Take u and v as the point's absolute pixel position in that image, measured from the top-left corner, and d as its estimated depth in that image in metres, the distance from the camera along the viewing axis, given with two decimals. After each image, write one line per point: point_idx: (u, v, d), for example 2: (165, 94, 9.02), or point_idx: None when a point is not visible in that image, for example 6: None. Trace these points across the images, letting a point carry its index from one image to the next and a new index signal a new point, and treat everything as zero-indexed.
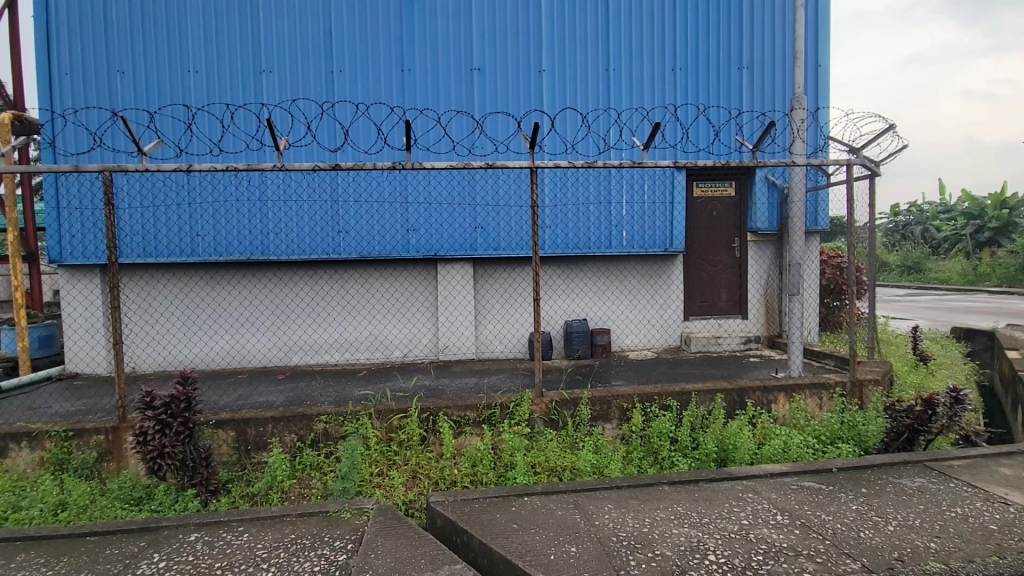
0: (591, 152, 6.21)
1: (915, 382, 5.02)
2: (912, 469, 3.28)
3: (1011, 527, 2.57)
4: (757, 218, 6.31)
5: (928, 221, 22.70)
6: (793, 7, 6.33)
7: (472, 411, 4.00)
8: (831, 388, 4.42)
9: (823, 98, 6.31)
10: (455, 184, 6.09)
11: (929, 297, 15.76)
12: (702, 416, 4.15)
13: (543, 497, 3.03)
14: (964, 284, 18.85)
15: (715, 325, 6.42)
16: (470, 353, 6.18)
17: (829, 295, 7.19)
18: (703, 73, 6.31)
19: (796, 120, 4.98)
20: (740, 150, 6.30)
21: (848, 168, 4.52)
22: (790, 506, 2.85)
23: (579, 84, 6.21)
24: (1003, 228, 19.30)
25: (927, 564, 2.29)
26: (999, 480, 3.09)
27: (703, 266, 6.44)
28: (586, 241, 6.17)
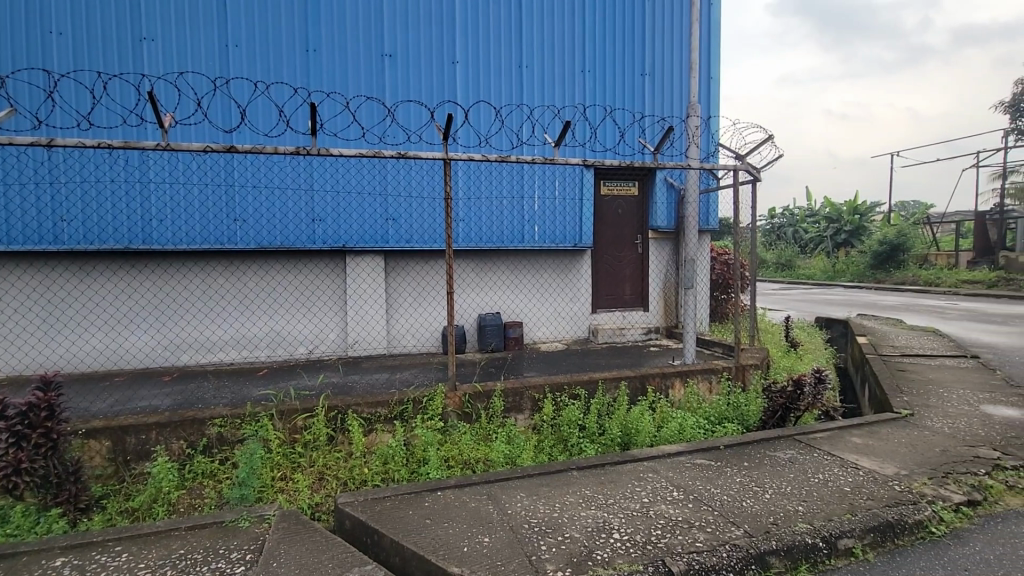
0: (504, 146, 6.27)
1: (787, 366, 5.68)
2: (784, 442, 3.72)
3: (860, 488, 3.00)
4: (657, 216, 6.74)
5: (797, 223, 25.65)
6: (689, 20, 6.81)
7: (383, 408, 3.91)
8: (719, 373, 4.87)
9: (715, 107, 6.87)
10: (365, 174, 5.86)
11: (799, 291, 17.89)
12: (608, 403, 4.38)
13: (457, 490, 3.03)
14: (825, 280, 21.56)
15: (620, 317, 6.78)
16: (381, 348, 6.01)
17: (718, 289, 7.88)
18: (610, 76, 6.60)
19: (692, 127, 5.37)
20: (643, 152, 6.69)
21: (735, 173, 4.96)
22: (684, 482, 3.10)
23: (493, 79, 6.24)
24: (856, 231, 22.41)
25: (796, 525, 2.61)
26: (852, 449, 3.59)
27: (609, 261, 6.77)
28: (499, 235, 6.23)
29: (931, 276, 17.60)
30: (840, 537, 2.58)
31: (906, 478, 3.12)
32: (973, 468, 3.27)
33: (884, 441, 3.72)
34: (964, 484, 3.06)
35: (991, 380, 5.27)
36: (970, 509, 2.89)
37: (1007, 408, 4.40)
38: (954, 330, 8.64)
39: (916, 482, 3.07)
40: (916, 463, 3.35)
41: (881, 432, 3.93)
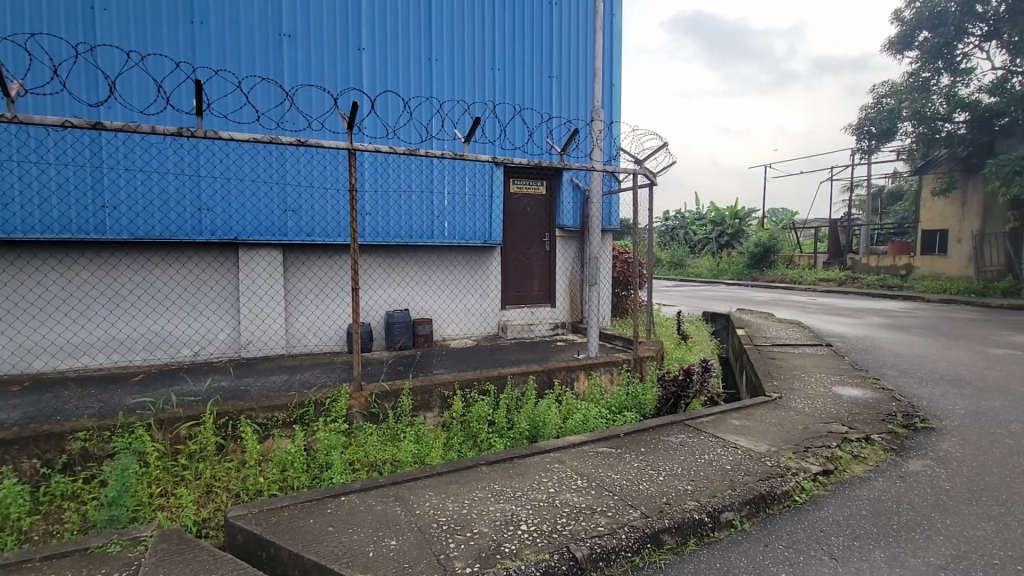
0: (412, 139, 6.15)
1: (679, 356, 6.16)
2: (676, 427, 4.03)
3: (739, 465, 3.33)
4: (563, 215, 6.96)
5: (687, 225, 27.87)
6: (593, 28, 7.09)
7: (281, 412, 3.67)
8: (619, 365, 5.16)
9: (616, 113, 7.24)
10: (261, 161, 5.44)
11: (688, 288, 19.46)
12: (516, 398, 4.47)
13: (362, 494, 2.93)
14: (711, 277, 23.62)
15: (528, 313, 6.94)
16: (279, 349, 5.63)
17: (618, 286, 8.34)
18: (519, 76, 6.71)
19: (595, 130, 5.61)
20: (550, 153, 6.88)
21: (634, 177, 5.27)
22: (588, 471, 3.26)
23: (401, 69, 6.07)
24: (736, 234, 25.07)
25: (686, 504, 2.84)
26: (732, 430, 3.99)
27: (517, 258, 6.89)
28: (407, 230, 6.09)
29: (796, 275, 20.01)
30: (723, 511, 2.85)
31: (776, 454, 3.52)
32: (827, 441, 3.77)
33: (759, 422, 4.17)
34: (821, 457, 3.52)
35: (841, 365, 6.10)
36: (825, 478, 3.33)
37: (853, 389, 5.13)
38: (813, 322, 9.90)
39: (784, 457, 3.47)
40: (783, 440, 3.79)
41: (756, 414, 4.40)
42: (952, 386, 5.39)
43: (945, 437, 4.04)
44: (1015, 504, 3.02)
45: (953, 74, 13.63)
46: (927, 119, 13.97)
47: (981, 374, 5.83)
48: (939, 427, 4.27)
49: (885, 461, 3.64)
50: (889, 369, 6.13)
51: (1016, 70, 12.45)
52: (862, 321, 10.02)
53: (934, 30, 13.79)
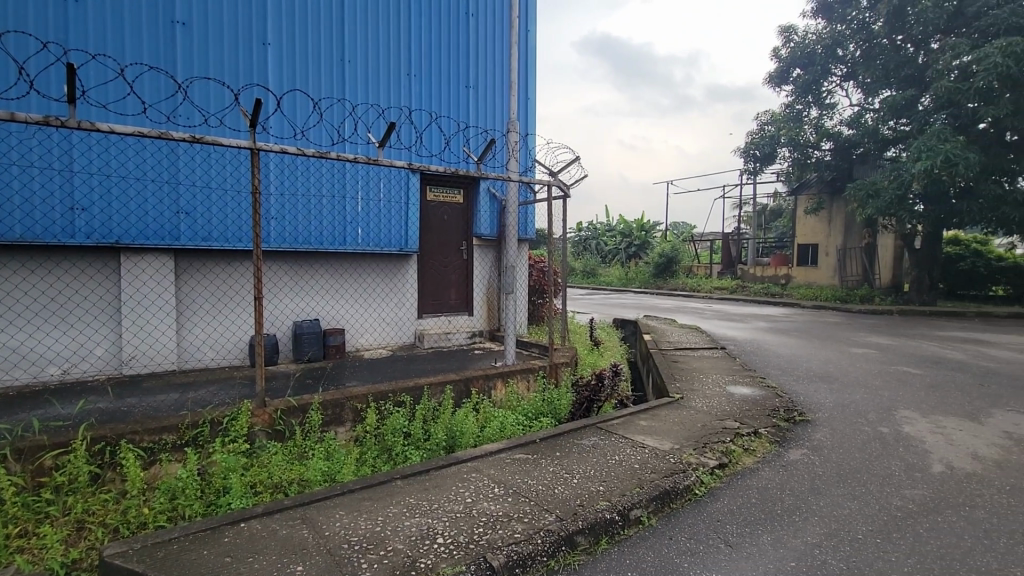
0: (323, 142, 5.91)
1: (591, 362, 6.41)
2: (589, 431, 4.19)
3: (646, 463, 3.53)
4: (480, 225, 7.00)
5: (599, 236, 29.12)
6: (508, 41, 7.26)
7: (171, 434, 3.34)
8: (535, 372, 5.26)
9: (531, 125, 7.43)
10: (148, 157, 4.95)
11: (600, 296, 20.33)
12: (433, 408, 4.40)
13: (265, 518, 2.73)
14: (620, 285, 24.84)
15: (446, 321, 6.88)
16: (170, 365, 5.10)
17: (535, 294, 8.53)
18: (435, 84, 6.69)
19: (511, 142, 5.72)
20: (467, 161, 6.91)
21: (549, 189, 5.44)
22: (505, 478, 3.28)
23: (311, 68, 5.82)
24: (642, 245, 26.64)
25: (599, 504, 2.96)
26: (640, 430, 4.21)
27: (434, 266, 6.82)
28: (317, 236, 5.81)
29: (695, 283, 21.65)
30: (632, 508, 3.00)
31: (678, 451, 3.77)
32: (722, 437, 4.10)
33: (663, 422, 4.45)
34: (717, 452, 3.82)
35: (734, 366, 6.68)
36: (721, 471, 3.62)
37: (744, 388, 5.64)
38: (709, 327, 10.76)
39: (686, 454, 3.73)
40: (685, 438, 4.07)
41: (661, 414, 4.68)
42: (823, 382, 6.09)
43: (818, 428, 4.56)
44: (873, 483, 3.48)
45: (821, 108, 15.54)
46: (800, 146, 15.81)
47: (845, 371, 6.67)
48: (814, 419, 4.81)
49: (770, 452, 4.03)
50: (773, 369, 6.80)
51: (869, 108, 14.45)
52: (750, 326, 11.05)
53: (806, 68, 15.66)
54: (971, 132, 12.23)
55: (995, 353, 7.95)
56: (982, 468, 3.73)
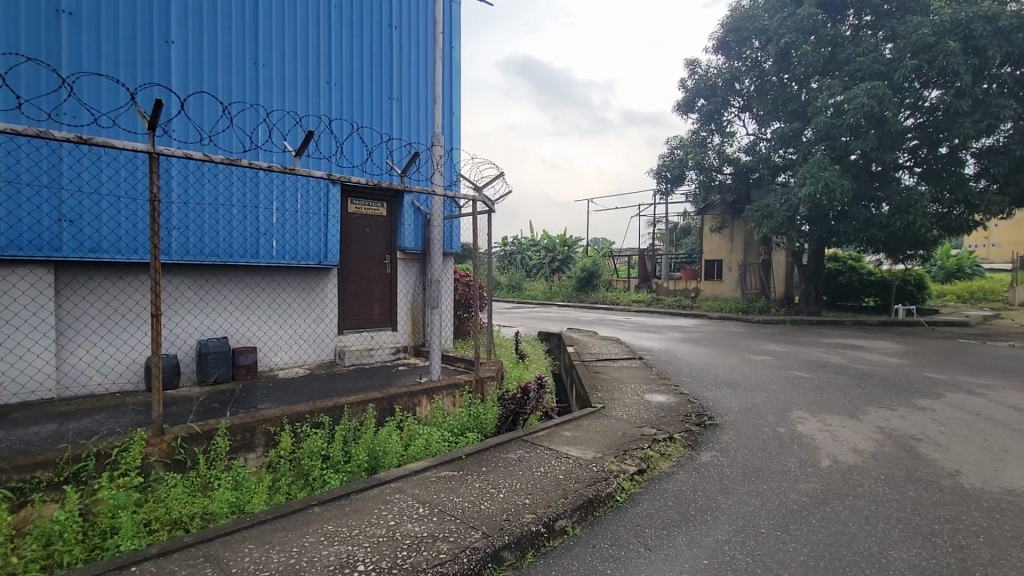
0: (233, 148, 5.58)
1: (517, 375, 6.47)
2: (515, 444, 4.21)
3: (570, 473, 3.61)
4: (405, 238, 6.87)
5: (523, 250, 29.65)
6: (432, 56, 7.27)
7: (47, 470, 2.95)
8: (461, 387, 5.22)
9: (456, 140, 7.47)
10: (25, 158, 4.40)
11: (525, 309, 20.63)
12: (354, 428, 4.23)
13: (162, 559, 2.47)
14: (545, 298, 25.39)
15: (368, 337, 6.65)
16: (48, 393, 4.52)
17: (460, 308, 8.50)
18: (357, 94, 6.54)
19: (435, 156, 5.70)
20: (390, 173, 6.79)
21: (474, 203, 5.47)
22: (429, 497, 3.21)
23: (220, 71, 5.49)
24: (565, 260, 27.46)
25: (524, 517, 2.97)
26: (564, 441, 4.31)
27: (356, 280, 6.60)
28: (226, 248, 5.43)
29: (614, 297, 22.61)
30: (557, 519, 3.05)
31: (601, 460, 3.89)
32: (641, 444, 4.30)
33: (586, 431, 4.58)
34: (636, 458, 3.99)
35: (650, 375, 7.03)
36: (640, 476, 3.77)
37: (660, 395, 5.95)
38: (627, 338, 11.26)
39: (607, 462, 3.86)
40: (607, 446, 4.21)
41: (584, 424, 4.82)
42: (729, 388, 6.57)
43: (725, 431, 4.90)
44: (772, 480, 3.79)
45: (722, 135, 16.96)
46: (706, 170, 17.13)
47: (747, 376, 7.25)
48: (721, 422, 5.17)
49: (684, 456, 4.27)
50: (685, 377, 7.24)
51: (763, 137, 15.98)
52: (665, 336, 11.70)
53: (709, 99, 17.02)
54: (845, 162, 13.91)
55: (868, 357, 8.99)
56: (861, 460, 4.18)
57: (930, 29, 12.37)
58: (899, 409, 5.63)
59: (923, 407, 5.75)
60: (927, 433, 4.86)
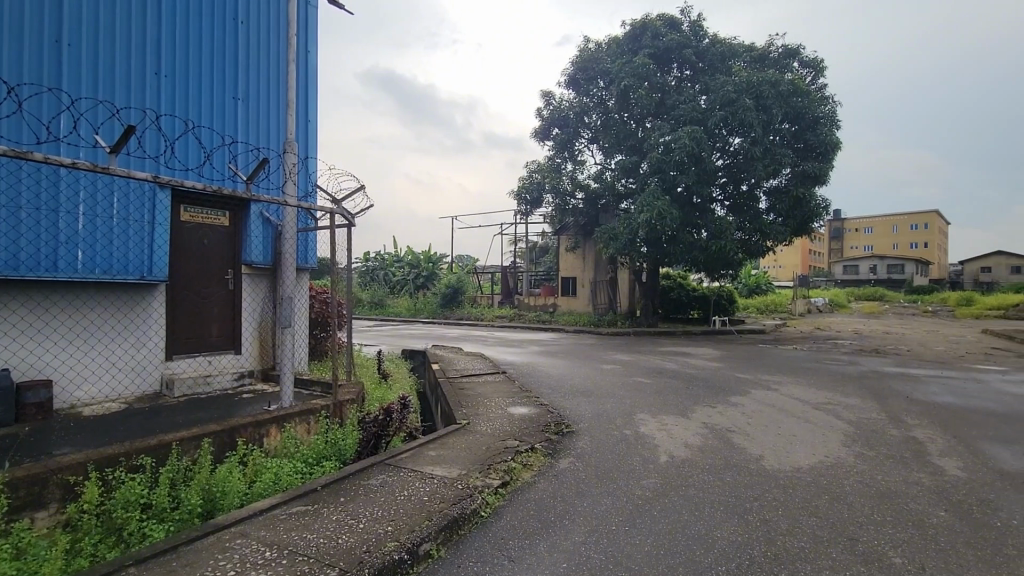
0: (23, 139, 4.61)
1: (379, 396, 6.21)
2: (376, 469, 4.02)
3: (434, 494, 3.55)
4: (251, 251, 6.25)
5: (387, 266, 28.94)
6: (286, 59, 6.81)
7: None
8: (317, 412, 4.86)
9: (312, 149, 7.04)
10: None
11: (389, 327, 20.01)
12: (185, 468, 3.68)
13: None
14: (409, 315, 24.88)
15: (204, 363, 5.88)
16: None
17: (317, 327, 7.95)
18: (194, 89, 5.85)
19: (288, 164, 5.30)
20: (233, 180, 6.15)
21: (331, 216, 5.18)
22: (278, 538, 2.91)
23: (6, 45, 4.53)
24: (430, 276, 27.38)
25: (386, 546, 2.85)
26: (429, 461, 4.23)
27: (189, 297, 5.80)
28: (8, 259, 4.42)
29: (478, 313, 23.00)
30: (422, 542, 2.98)
31: (465, 477, 3.90)
32: (504, 456, 4.40)
33: (451, 449, 4.56)
34: (500, 471, 4.08)
35: (513, 388, 7.26)
36: (503, 489, 3.86)
37: (522, 407, 6.16)
38: (491, 353, 11.51)
39: (472, 478, 3.88)
40: (471, 462, 4.24)
41: (449, 442, 4.79)
42: (583, 396, 7.07)
43: (580, 437, 5.25)
44: (621, 479, 4.15)
45: (574, 162, 18.44)
46: (561, 193, 18.41)
47: (598, 385, 7.88)
48: (577, 429, 5.52)
49: (544, 464, 4.47)
50: (545, 388, 7.62)
51: (608, 167, 17.71)
52: (526, 350, 12.23)
53: (562, 128, 18.44)
54: (673, 193, 15.99)
55: (695, 362, 10.35)
56: (691, 454, 4.78)
57: (732, 87, 14.93)
58: (718, 406, 6.57)
59: (736, 403, 6.78)
60: (740, 426, 5.73)
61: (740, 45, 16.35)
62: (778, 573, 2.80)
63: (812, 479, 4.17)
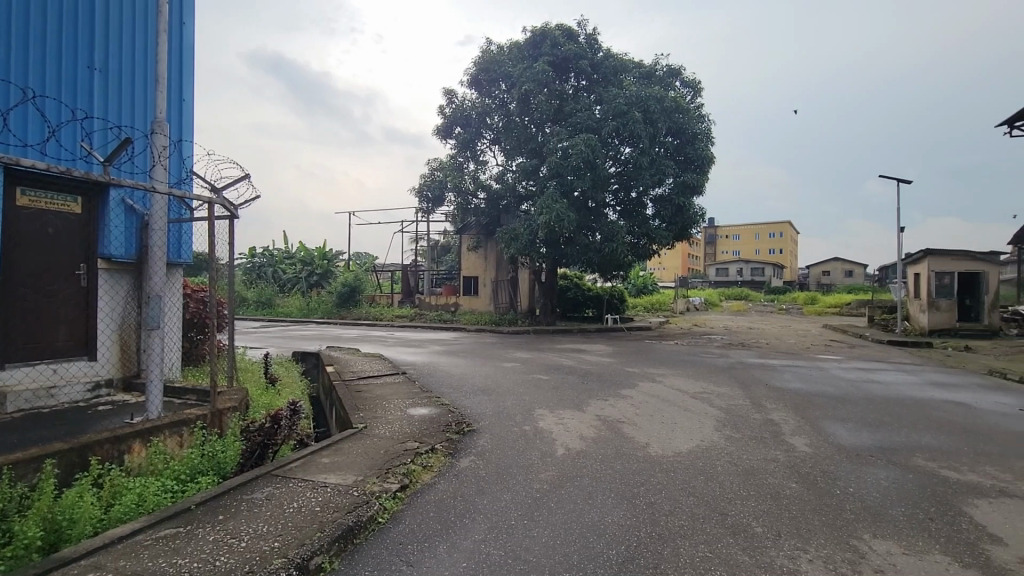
0: None
1: (266, 403, 5.76)
2: (261, 481, 3.73)
3: (327, 503, 3.37)
4: (109, 243, 5.48)
5: (276, 263, 27.10)
6: (156, 29, 6.07)
7: None
8: (191, 423, 4.38)
9: (187, 132, 6.34)
10: None
11: (278, 327, 18.62)
12: (21, 497, 3.14)
13: None
14: (301, 315, 23.34)
15: (48, 373, 5.05)
16: None
17: (192, 329, 7.18)
18: (34, 54, 5.00)
19: (157, 146, 4.72)
20: (87, 161, 5.36)
21: (209, 206, 4.71)
22: (142, 568, 2.59)
23: None
24: (325, 274, 26.06)
25: (272, 564, 2.66)
26: (321, 469, 4.01)
27: (29, 296, 4.91)
28: None
29: (377, 312, 22.20)
30: (313, 555, 2.82)
31: (362, 483, 3.76)
32: (403, 459, 4.31)
33: (346, 455, 4.36)
34: (398, 474, 3.99)
35: (413, 389, 7.11)
36: (402, 493, 3.77)
37: (422, 408, 6.06)
38: (389, 354, 11.17)
39: (369, 483, 3.75)
40: (368, 467, 4.09)
41: (343, 447, 4.59)
42: (484, 394, 7.14)
43: (481, 435, 5.29)
44: (519, 474, 4.25)
45: (476, 163, 18.56)
46: (464, 193, 18.38)
47: (499, 382, 8.00)
48: (478, 427, 5.55)
49: (444, 464, 4.44)
50: (446, 387, 7.58)
51: (509, 169, 18.05)
52: (427, 350, 12.07)
53: (464, 127, 18.48)
54: (571, 197, 16.68)
55: (589, 358, 10.89)
56: (585, 446, 5.02)
57: (623, 100, 15.94)
58: (610, 399, 6.98)
59: (626, 395, 7.25)
60: (628, 416, 6.14)
61: (630, 61, 17.49)
62: (662, 551, 3.04)
63: (691, 462, 4.58)
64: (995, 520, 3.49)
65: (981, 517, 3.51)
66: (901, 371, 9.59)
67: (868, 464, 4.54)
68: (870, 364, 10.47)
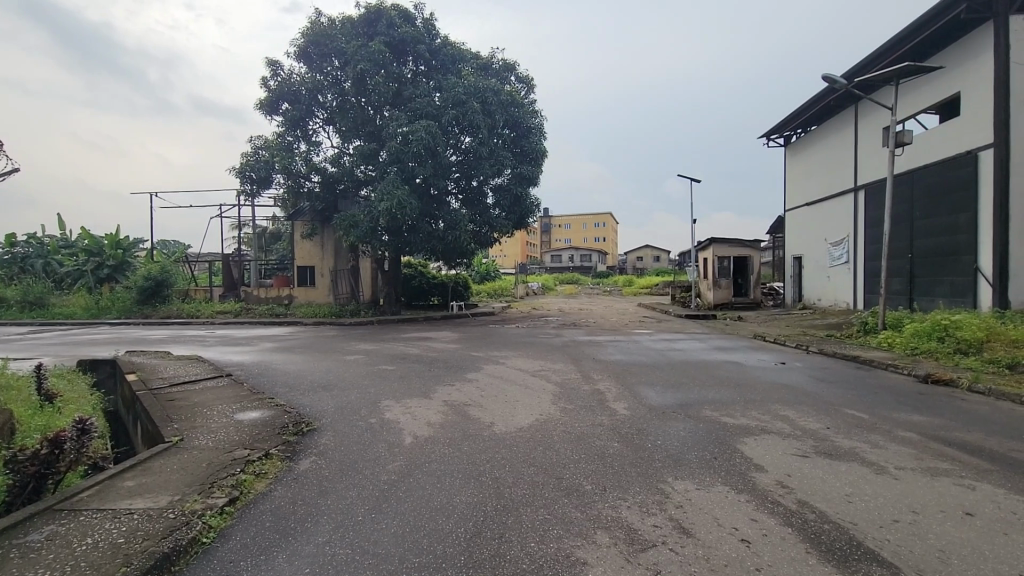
0: None
1: (41, 424, 4.70)
2: (37, 520, 3.06)
3: (134, 532, 2.92)
4: None
5: (48, 255, 22.11)
6: None
7: None
8: None
9: None
10: None
11: (56, 332, 15.17)
12: None
13: None
14: (87, 317, 19.17)
15: None
16: None
17: None
18: None
19: None
20: None
21: None
22: None
23: None
24: (119, 267, 21.99)
25: None
26: (124, 494, 3.43)
27: None
28: None
29: (192, 308, 19.35)
30: None
31: (179, 503, 3.32)
32: (231, 470, 3.91)
33: (157, 475, 3.78)
34: (226, 488, 3.61)
35: (241, 392, 6.42)
36: (231, 507, 3.42)
37: (252, 412, 5.51)
38: (209, 355, 9.91)
39: (188, 503, 3.33)
40: (187, 484, 3.62)
41: (154, 465, 3.99)
42: (324, 390, 6.77)
43: (322, 433, 5.01)
44: (364, 469, 4.14)
45: (307, 143, 17.22)
46: (294, 175, 16.84)
47: (341, 377, 7.65)
48: (319, 425, 5.26)
49: (281, 469, 4.12)
50: (280, 387, 6.98)
51: (345, 151, 17.06)
52: (256, 348, 10.97)
53: (292, 103, 16.99)
54: (413, 183, 16.39)
55: (434, 346, 10.96)
56: (433, 431, 5.10)
57: (461, 89, 16.08)
58: (455, 384, 7.15)
59: (470, 379, 7.48)
60: (474, 399, 6.36)
61: (468, 51, 17.72)
62: (507, 521, 3.26)
63: (530, 435, 4.95)
64: (758, 453, 4.43)
65: (749, 452, 4.43)
66: (694, 340, 11.48)
67: (671, 419, 5.39)
68: (673, 335, 12.32)
